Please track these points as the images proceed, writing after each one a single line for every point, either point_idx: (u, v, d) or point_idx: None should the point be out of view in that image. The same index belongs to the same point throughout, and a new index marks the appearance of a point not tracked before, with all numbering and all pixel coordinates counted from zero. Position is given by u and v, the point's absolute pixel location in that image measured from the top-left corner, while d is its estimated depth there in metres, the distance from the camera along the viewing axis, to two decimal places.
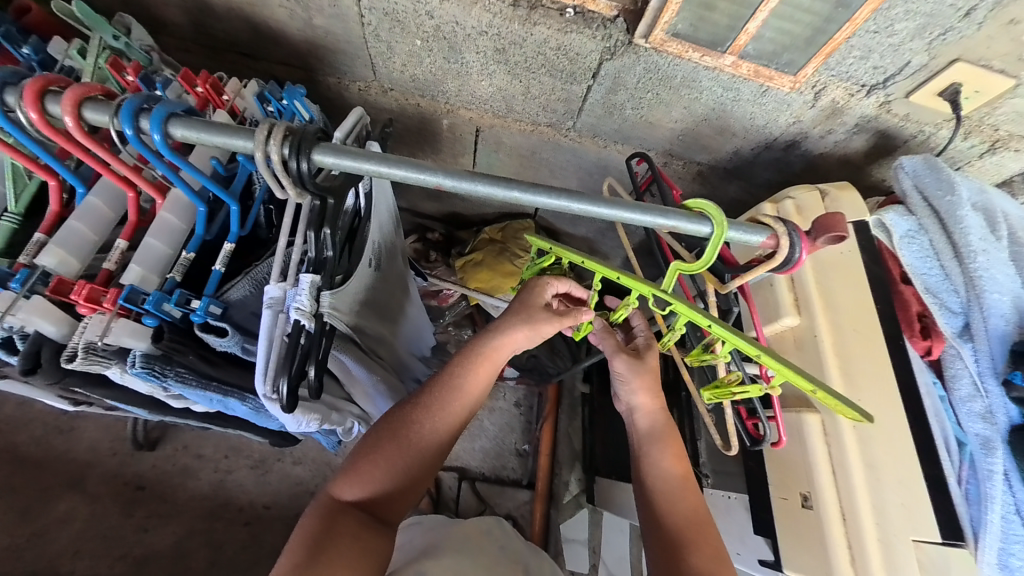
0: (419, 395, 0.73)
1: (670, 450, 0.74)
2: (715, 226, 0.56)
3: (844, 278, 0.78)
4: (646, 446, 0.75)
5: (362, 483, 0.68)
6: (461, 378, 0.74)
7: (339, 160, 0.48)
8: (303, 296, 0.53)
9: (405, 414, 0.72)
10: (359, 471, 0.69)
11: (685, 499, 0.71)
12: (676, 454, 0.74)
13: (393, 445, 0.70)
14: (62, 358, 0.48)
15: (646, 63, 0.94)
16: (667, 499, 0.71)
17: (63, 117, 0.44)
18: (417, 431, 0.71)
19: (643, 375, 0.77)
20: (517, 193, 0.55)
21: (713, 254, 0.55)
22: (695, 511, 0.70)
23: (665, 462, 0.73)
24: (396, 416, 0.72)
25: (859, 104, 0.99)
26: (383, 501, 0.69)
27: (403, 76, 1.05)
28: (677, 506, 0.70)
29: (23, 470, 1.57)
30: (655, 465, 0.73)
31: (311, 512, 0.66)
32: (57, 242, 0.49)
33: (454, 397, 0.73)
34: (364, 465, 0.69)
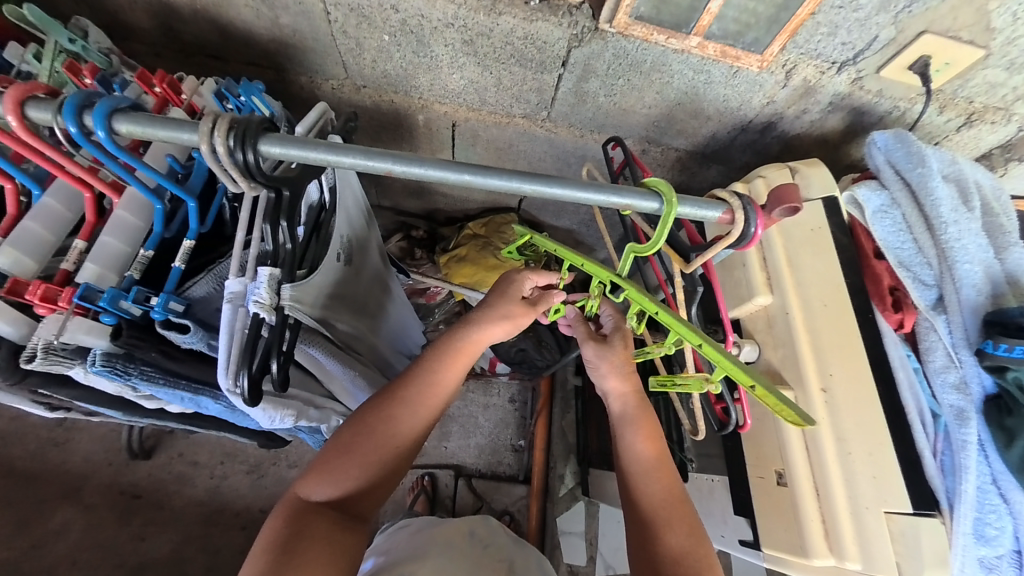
0: (392, 390, 0.73)
1: (641, 432, 0.74)
2: (666, 205, 0.55)
3: (814, 253, 0.78)
4: (619, 428, 0.75)
5: (332, 481, 0.68)
6: (436, 371, 0.73)
7: (285, 149, 0.48)
8: (262, 289, 0.53)
9: (377, 409, 0.71)
10: (330, 469, 0.68)
11: (657, 477, 0.70)
12: (649, 436, 0.73)
13: (365, 442, 0.69)
14: (22, 359, 0.49)
15: (614, 49, 0.94)
16: (638, 479, 0.71)
17: (7, 118, 0.44)
18: (390, 427, 0.70)
19: (610, 358, 0.77)
20: (469, 177, 0.54)
21: (666, 233, 0.54)
22: (670, 490, 0.69)
23: (638, 444, 0.73)
24: (369, 411, 0.71)
25: (831, 82, 0.98)
26: (354, 498, 0.68)
27: (375, 73, 1.05)
28: (649, 486, 0.70)
29: (18, 483, 1.57)
30: (625, 447, 0.73)
31: (278, 512, 0.66)
32: (11, 242, 0.49)
33: (428, 391, 0.73)
34: (335, 462, 0.68)
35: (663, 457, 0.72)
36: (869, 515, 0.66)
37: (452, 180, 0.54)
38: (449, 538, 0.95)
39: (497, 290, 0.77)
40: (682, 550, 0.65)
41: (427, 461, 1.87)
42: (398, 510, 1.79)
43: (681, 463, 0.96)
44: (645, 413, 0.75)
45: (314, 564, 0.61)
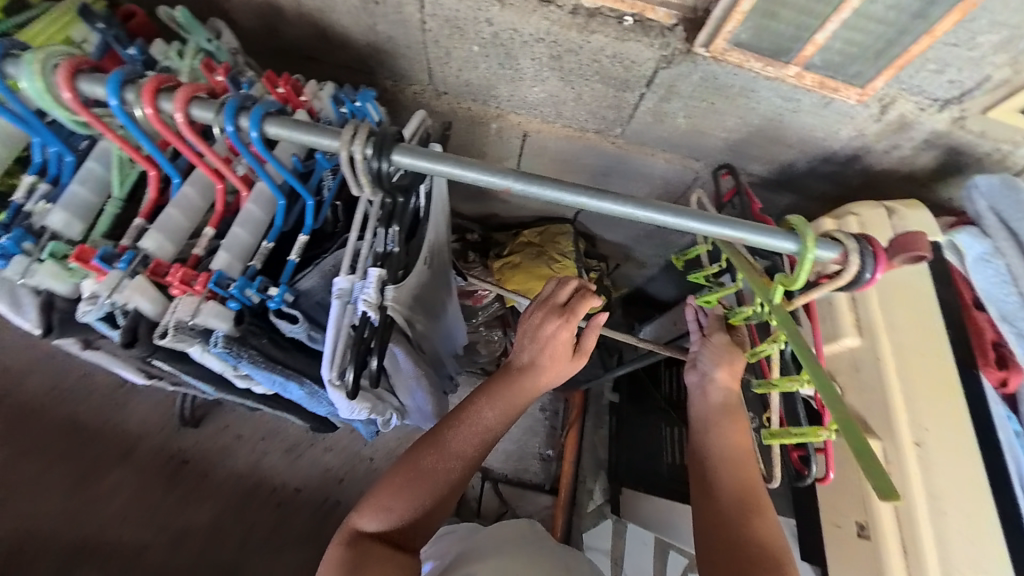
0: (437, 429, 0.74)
1: (733, 425, 0.74)
2: (801, 247, 0.53)
3: (904, 298, 0.76)
4: (713, 419, 0.75)
5: (381, 514, 0.70)
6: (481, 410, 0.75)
7: (414, 161, 0.50)
8: (371, 288, 0.56)
9: (424, 448, 0.73)
10: (379, 504, 0.71)
11: (741, 469, 0.70)
12: (740, 430, 0.74)
13: (410, 479, 0.71)
14: (156, 334, 0.52)
15: (703, 72, 0.93)
16: (721, 467, 0.71)
17: (174, 115, 0.47)
18: (436, 465, 0.72)
19: (733, 359, 0.77)
20: (583, 199, 0.54)
21: (803, 275, 0.55)
22: (750, 482, 0.69)
23: (728, 438, 0.73)
24: (419, 450, 0.73)
25: (930, 119, 0.94)
26: (404, 530, 0.70)
27: (457, 81, 1.08)
28: (730, 474, 0.70)
29: (80, 438, 1.68)
30: (712, 438, 0.74)
31: (338, 541, 0.70)
32: (157, 228, 0.53)
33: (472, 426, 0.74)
34: (387, 497, 0.71)
35: (749, 454, 0.72)
36: None
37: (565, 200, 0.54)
38: (496, 537, 0.97)
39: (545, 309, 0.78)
40: (761, 537, 0.64)
41: None
42: None
43: None
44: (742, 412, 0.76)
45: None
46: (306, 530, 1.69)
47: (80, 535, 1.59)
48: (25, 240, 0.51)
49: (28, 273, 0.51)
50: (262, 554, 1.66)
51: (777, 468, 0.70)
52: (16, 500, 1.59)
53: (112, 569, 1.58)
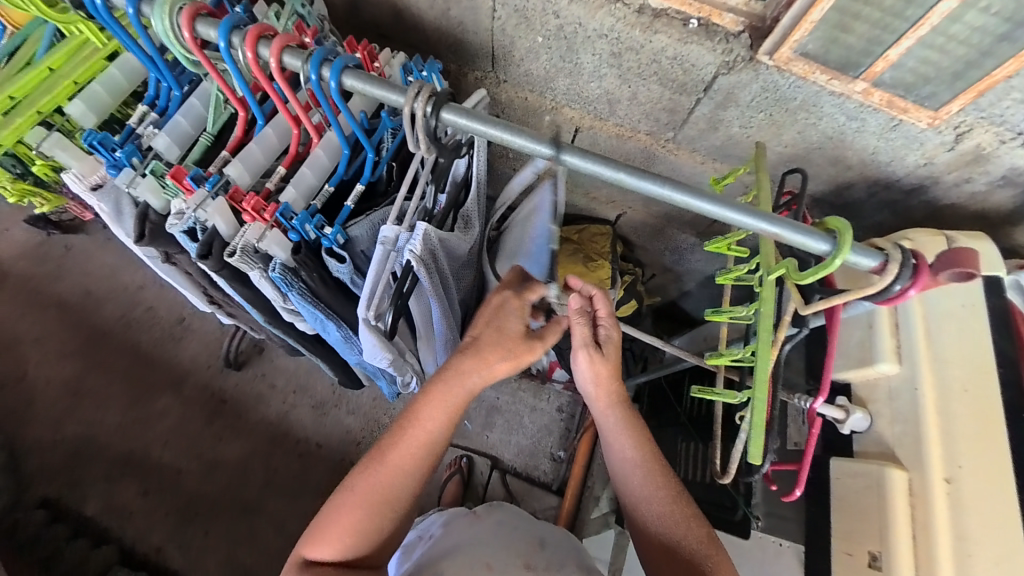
0: (379, 454, 0.73)
1: (630, 439, 0.82)
2: (836, 250, 0.55)
3: (956, 329, 0.71)
4: (612, 439, 0.83)
5: (331, 544, 0.71)
6: (422, 420, 0.74)
7: (469, 122, 0.55)
8: (416, 241, 0.63)
9: (367, 475, 0.72)
10: (323, 536, 0.72)
11: (647, 476, 0.80)
12: (639, 441, 0.82)
13: (353, 508, 0.71)
14: (227, 253, 0.59)
15: (764, 82, 0.92)
16: (630, 483, 0.81)
17: (269, 60, 0.54)
18: (385, 482, 0.72)
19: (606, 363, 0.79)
20: (624, 176, 0.59)
21: (815, 276, 0.58)
22: (665, 492, 0.79)
23: (627, 450, 0.81)
24: (365, 471, 0.73)
25: (1009, 153, 0.88)
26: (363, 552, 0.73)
27: (518, 71, 1.13)
28: (642, 489, 0.80)
29: (139, 363, 1.86)
30: (615, 454, 0.82)
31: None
32: (240, 159, 0.60)
33: (418, 436, 0.73)
34: (335, 530, 0.71)
35: (650, 459, 0.81)
36: None
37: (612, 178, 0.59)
38: (471, 528, 1.03)
39: (485, 314, 0.75)
40: (692, 543, 0.76)
41: (468, 444, 1.93)
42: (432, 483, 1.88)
43: (744, 518, 0.94)
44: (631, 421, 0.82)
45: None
46: (322, 483, 1.79)
47: (128, 450, 1.77)
48: (134, 155, 0.61)
49: (132, 184, 0.60)
50: (281, 498, 1.77)
51: (733, 467, 0.76)
52: (81, 409, 1.79)
53: (150, 486, 1.74)
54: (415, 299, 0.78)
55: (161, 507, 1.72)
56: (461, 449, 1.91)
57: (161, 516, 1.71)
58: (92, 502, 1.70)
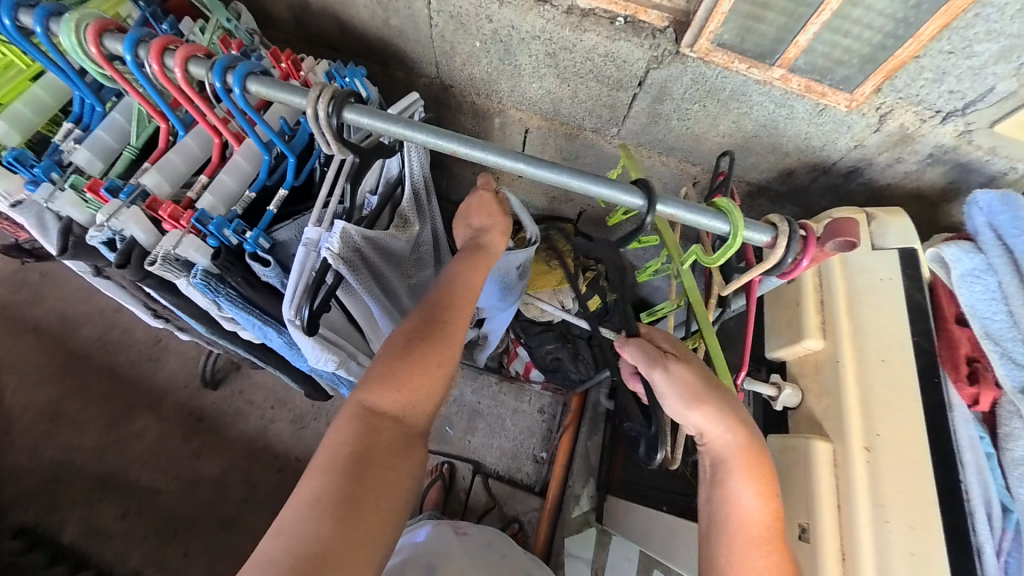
0: (434, 318, 0.73)
1: (755, 487, 0.65)
2: (732, 227, 0.61)
3: (876, 303, 0.74)
4: (727, 480, 0.66)
5: (389, 395, 0.69)
6: (466, 275, 0.78)
7: (371, 121, 0.58)
8: (334, 240, 0.65)
9: (423, 322, 0.74)
10: (384, 384, 0.69)
11: (759, 546, 0.64)
12: (763, 490, 0.65)
13: (412, 362, 0.70)
14: (147, 262, 0.61)
15: (693, 74, 0.95)
16: (731, 532, 0.65)
17: (175, 71, 0.56)
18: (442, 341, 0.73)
19: (686, 381, 0.67)
20: (524, 167, 0.60)
21: (728, 254, 0.62)
22: (771, 567, 0.63)
23: (747, 497, 0.65)
24: (419, 325, 0.73)
25: (932, 131, 0.91)
26: (415, 410, 0.71)
27: (462, 75, 1.15)
28: (751, 557, 0.63)
29: (115, 385, 1.85)
30: (734, 498, 0.65)
31: (343, 425, 0.67)
32: (156, 168, 0.62)
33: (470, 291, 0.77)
34: (391, 379, 0.69)
35: (775, 523, 0.64)
36: None
37: (609, 198, 0.61)
38: (469, 546, 1.07)
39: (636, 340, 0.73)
40: None
41: (449, 450, 1.91)
42: (414, 490, 1.86)
43: None
44: (759, 467, 0.65)
45: (382, 473, 0.65)
46: None
47: (105, 472, 1.75)
48: (53, 171, 0.62)
49: (50, 199, 0.61)
50: (262, 512, 1.76)
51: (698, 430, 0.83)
52: (58, 433, 1.79)
53: (129, 508, 1.72)
54: (349, 295, 0.76)
55: (139, 528, 1.70)
56: (442, 455, 1.90)
57: (139, 537, 1.69)
58: (70, 528, 1.69)
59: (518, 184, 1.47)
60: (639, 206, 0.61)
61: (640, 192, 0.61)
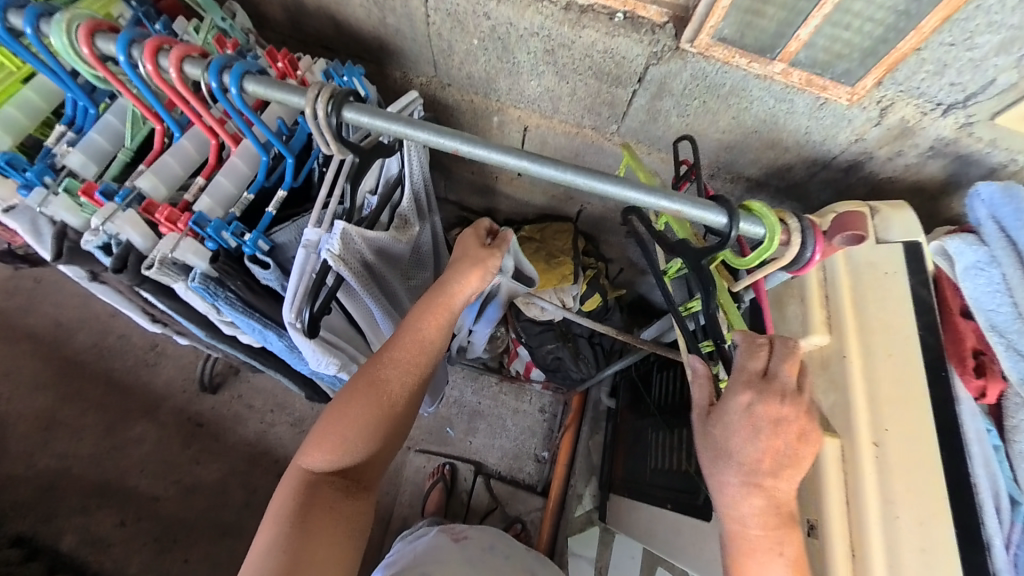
0: (372, 377, 0.77)
1: (789, 566, 0.63)
2: (768, 230, 0.60)
3: (881, 297, 0.73)
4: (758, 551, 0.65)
5: (328, 454, 0.76)
6: (417, 325, 0.77)
7: (372, 120, 0.56)
8: (335, 242, 0.64)
9: (363, 384, 0.77)
10: (322, 444, 0.76)
11: None
12: (794, 567, 0.63)
13: (348, 422, 0.76)
14: (144, 266, 0.59)
15: (693, 70, 0.94)
16: None
17: (170, 71, 0.55)
18: (377, 400, 0.77)
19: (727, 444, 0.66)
20: (527, 163, 0.58)
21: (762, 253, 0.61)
22: None
23: (777, 570, 0.64)
24: (356, 385, 0.77)
25: (932, 124, 0.91)
26: (356, 461, 0.79)
27: (460, 73, 1.14)
28: None
29: (112, 392, 1.84)
30: (765, 568, 0.64)
31: (287, 482, 0.76)
32: (152, 170, 0.61)
33: (413, 343, 0.78)
34: (328, 441, 0.76)
35: None
36: None
37: (690, 214, 0.60)
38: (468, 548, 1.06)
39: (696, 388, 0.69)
40: None
41: (450, 451, 1.90)
42: (416, 493, 1.85)
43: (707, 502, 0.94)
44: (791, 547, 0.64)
45: (327, 522, 0.74)
46: None
47: (103, 480, 1.74)
48: (46, 174, 0.61)
49: (44, 203, 0.59)
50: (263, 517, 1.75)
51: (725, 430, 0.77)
52: (55, 441, 1.77)
53: (127, 516, 1.70)
54: (349, 297, 0.75)
55: (138, 536, 1.69)
56: (443, 456, 1.89)
57: (139, 545, 1.68)
58: (68, 537, 1.67)
59: (517, 183, 1.46)
60: (721, 222, 0.60)
61: (720, 207, 0.60)
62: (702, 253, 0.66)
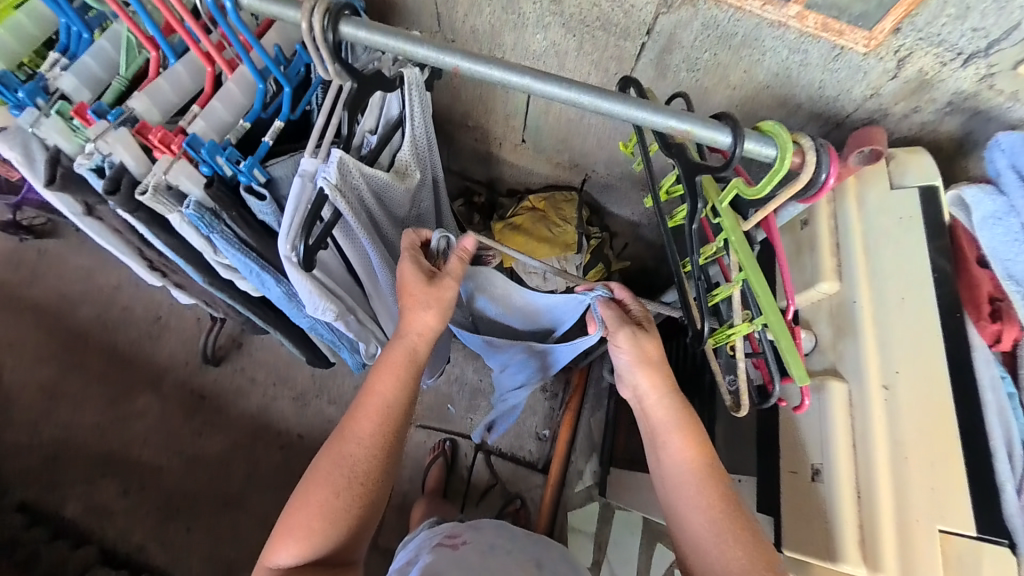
0: (336, 444, 0.72)
1: (681, 441, 0.73)
2: (780, 150, 0.62)
3: (897, 241, 0.71)
4: (661, 437, 0.75)
5: (295, 544, 0.69)
6: (379, 380, 0.75)
7: (369, 35, 0.56)
8: (331, 170, 0.63)
9: (330, 458, 0.71)
10: (289, 533, 0.69)
11: (701, 491, 0.70)
12: (689, 442, 0.73)
13: (313, 505, 0.69)
14: (137, 191, 0.59)
15: (704, 18, 0.92)
16: (681, 495, 0.72)
17: None
18: (343, 470, 0.71)
19: (643, 345, 0.76)
20: (529, 81, 0.59)
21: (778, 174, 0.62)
22: (721, 511, 0.69)
23: (676, 455, 0.73)
24: (323, 460, 0.72)
25: (952, 75, 0.86)
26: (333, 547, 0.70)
27: (464, 28, 1.11)
28: (695, 509, 0.70)
29: (115, 363, 1.84)
30: (665, 455, 0.74)
31: None
32: (146, 92, 0.61)
33: (374, 402, 0.74)
34: (295, 531, 0.69)
35: (706, 469, 0.72)
36: (918, 530, 0.59)
37: (698, 134, 0.61)
38: (467, 551, 0.95)
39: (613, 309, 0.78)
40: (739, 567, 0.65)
41: (451, 428, 1.89)
42: (416, 468, 1.85)
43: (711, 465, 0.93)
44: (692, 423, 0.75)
45: None
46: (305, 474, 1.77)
47: (107, 450, 1.75)
48: (39, 96, 0.62)
49: (37, 125, 0.61)
50: (265, 489, 1.75)
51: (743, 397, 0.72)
52: (59, 411, 1.78)
53: (131, 485, 1.72)
54: (348, 241, 0.74)
55: (142, 505, 1.70)
56: (444, 433, 1.88)
57: (142, 514, 1.69)
58: (73, 505, 1.68)
59: (521, 150, 1.44)
60: (727, 141, 0.61)
61: (728, 127, 0.62)
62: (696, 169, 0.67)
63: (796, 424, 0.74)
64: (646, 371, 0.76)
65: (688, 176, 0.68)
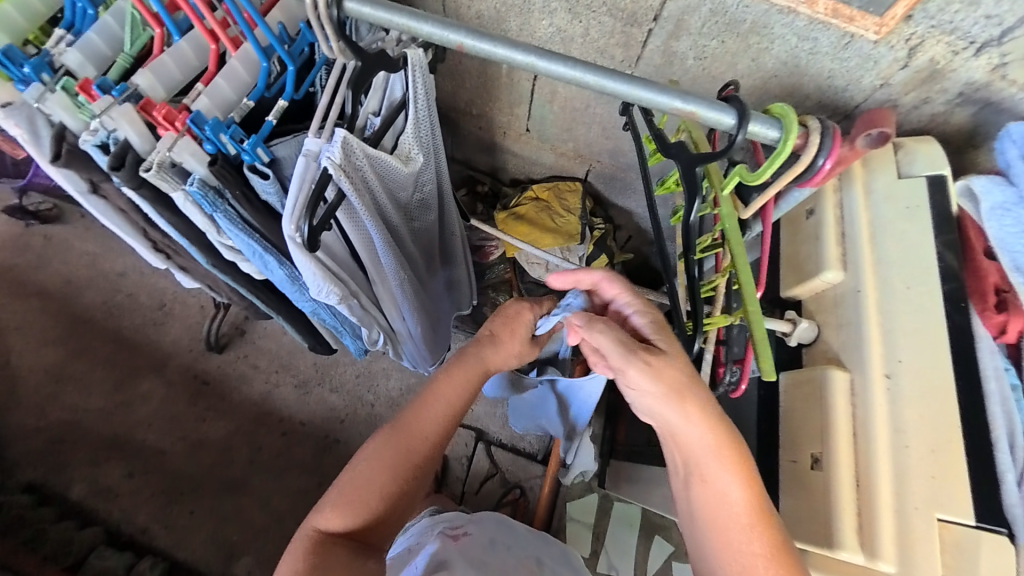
0: (401, 430, 0.74)
1: (738, 477, 0.66)
2: (784, 132, 0.61)
3: (904, 229, 0.70)
4: (709, 473, 0.67)
5: (346, 516, 0.70)
6: (450, 376, 0.78)
7: (374, 10, 0.56)
8: (335, 149, 0.63)
9: (392, 441, 0.74)
10: (342, 505, 0.70)
11: (749, 533, 0.64)
12: (745, 478, 0.66)
13: (372, 482, 0.71)
14: (142, 168, 0.59)
15: (712, 3, 0.91)
16: (726, 534, 0.65)
17: None
18: (407, 453, 0.73)
19: (662, 372, 0.68)
20: (534, 59, 0.59)
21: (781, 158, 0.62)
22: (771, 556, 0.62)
23: (731, 492, 0.65)
24: (387, 437, 0.74)
25: (964, 65, 0.84)
26: (373, 527, 0.71)
27: (470, 13, 1.10)
28: (742, 551, 0.64)
29: (120, 348, 1.86)
30: (717, 491, 0.66)
31: (297, 545, 0.69)
32: (150, 69, 0.61)
33: (446, 397, 0.77)
34: (347, 502, 0.70)
35: (761, 509, 0.65)
36: (917, 517, 0.59)
37: (704, 115, 0.61)
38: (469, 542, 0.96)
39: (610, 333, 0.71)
40: None
41: None
42: None
43: None
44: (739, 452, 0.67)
45: None
46: (305, 460, 1.78)
47: (111, 433, 1.77)
48: (44, 72, 0.63)
49: (42, 100, 0.62)
50: (266, 474, 1.77)
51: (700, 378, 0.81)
52: (65, 394, 1.80)
53: (135, 468, 1.74)
54: (352, 223, 0.74)
55: (145, 488, 1.72)
56: None
57: (146, 497, 1.71)
58: (78, 486, 1.71)
59: (526, 140, 1.43)
60: (733, 123, 0.60)
61: (734, 108, 0.61)
62: (696, 159, 0.66)
63: (798, 412, 0.73)
64: (676, 401, 0.67)
65: (688, 169, 0.67)
